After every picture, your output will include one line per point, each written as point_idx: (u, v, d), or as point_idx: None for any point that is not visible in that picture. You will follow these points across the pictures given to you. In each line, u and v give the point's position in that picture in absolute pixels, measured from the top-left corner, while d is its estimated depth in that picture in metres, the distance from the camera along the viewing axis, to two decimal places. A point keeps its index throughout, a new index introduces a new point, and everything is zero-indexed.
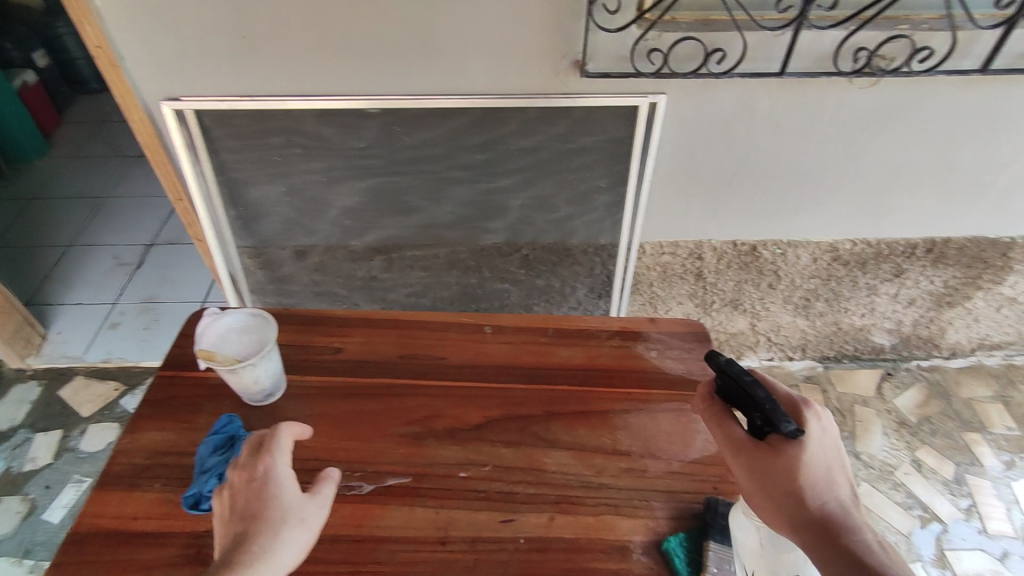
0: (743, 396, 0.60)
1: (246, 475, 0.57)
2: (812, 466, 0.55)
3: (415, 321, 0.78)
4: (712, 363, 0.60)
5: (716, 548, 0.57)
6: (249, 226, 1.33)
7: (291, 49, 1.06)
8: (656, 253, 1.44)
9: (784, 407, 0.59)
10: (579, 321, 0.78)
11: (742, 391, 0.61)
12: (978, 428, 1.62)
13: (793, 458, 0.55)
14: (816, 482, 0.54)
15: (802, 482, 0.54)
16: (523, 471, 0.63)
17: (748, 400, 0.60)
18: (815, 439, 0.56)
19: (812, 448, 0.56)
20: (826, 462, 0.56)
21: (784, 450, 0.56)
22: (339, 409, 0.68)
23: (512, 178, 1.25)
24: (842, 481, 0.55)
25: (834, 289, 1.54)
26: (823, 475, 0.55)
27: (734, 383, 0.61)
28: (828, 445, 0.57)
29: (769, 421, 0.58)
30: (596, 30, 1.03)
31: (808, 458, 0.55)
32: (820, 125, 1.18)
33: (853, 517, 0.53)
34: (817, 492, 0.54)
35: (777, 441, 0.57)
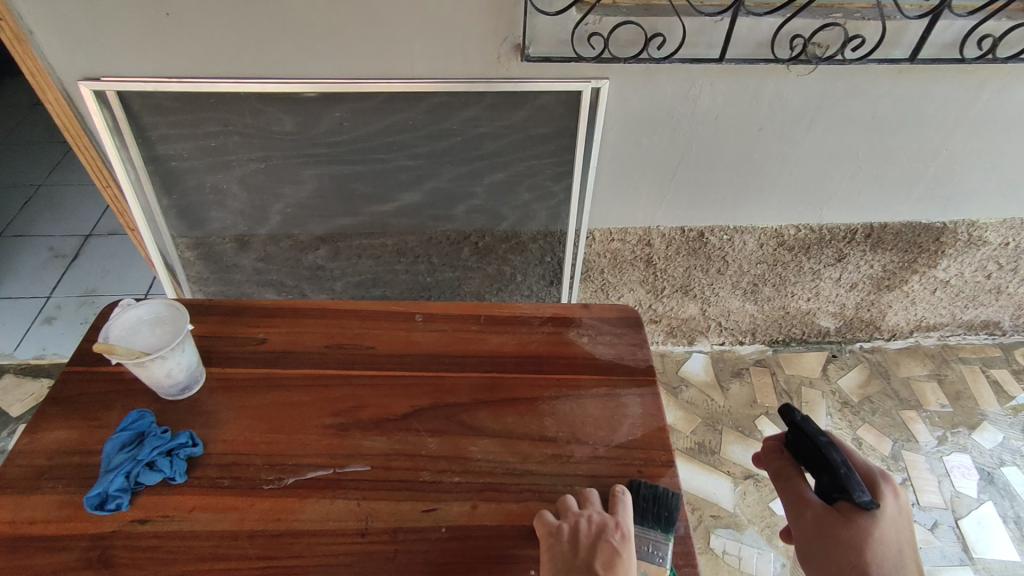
0: (821, 459, 0.70)
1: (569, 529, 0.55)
2: (881, 539, 0.64)
3: (344, 310, 0.76)
4: (799, 426, 0.70)
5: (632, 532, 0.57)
6: (186, 215, 1.28)
7: (218, 29, 1.02)
8: (606, 240, 1.45)
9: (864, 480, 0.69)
10: (512, 308, 0.78)
11: (821, 456, 0.70)
12: (914, 406, 1.69)
13: (863, 526, 0.64)
14: (883, 553, 0.63)
15: (870, 550, 0.63)
16: (448, 459, 0.62)
17: (823, 462, 0.70)
18: (888, 516, 0.65)
19: (884, 522, 0.65)
20: (897, 541, 0.64)
21: (854, 517, 0.65)
22: (261, 401, 0.66)
23: (458, 165, 1.24)
24: (913, 565, 0.63)
25: (780, 274, 1.58)
26: (893, 551, 0.63)
27: (814, 447, 0.71)
28: (898, 526, 0.65)
29: (843, 488, 0.67)
30: (536, 13, 1.01)
31: (878, 530, 0.64)
32: (760, 112, 1.19)
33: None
34: (882, 562, 0.62)
35: (848, 507, 0.66)
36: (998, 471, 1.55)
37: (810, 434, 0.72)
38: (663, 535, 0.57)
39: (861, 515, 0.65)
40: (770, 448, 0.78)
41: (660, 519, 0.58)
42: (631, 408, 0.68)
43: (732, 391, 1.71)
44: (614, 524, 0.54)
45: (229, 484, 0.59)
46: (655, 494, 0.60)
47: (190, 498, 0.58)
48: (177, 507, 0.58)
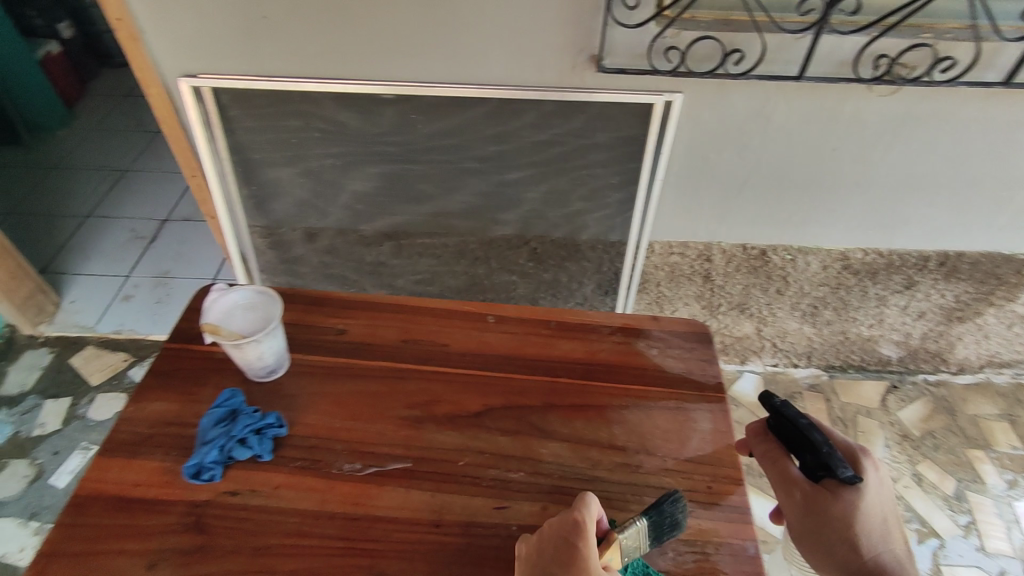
0: (802, 439, 0.69)
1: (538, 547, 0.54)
2: (866, 511, 0.64)
3: (420, 307, 0.78)
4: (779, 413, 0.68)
5: (652, 517, 0.56)
6: (262, 206, 1.34)
7: (310, 32, 1.07)
8: (666, 253, 1.44)
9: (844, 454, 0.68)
10: (582, 316, 0.79)
11: (802, 436, 0.69)
12: (981, 445, 1.61)
13: (849, 503, 0.64)
14: (868, 524, 0.64)
15: (858, 525, 0.64)
16: (518, 460, 0.64)
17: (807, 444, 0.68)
18: (871, 486, 0.66)
19: (868, 495, 0.65)
20: (879, 508, 0.65)
21: (838, 494, 0.65)
22: (341, 389, 0.69)
23: (525, 171, 1.25)
24: (891, 525, 0.65)
25: (843, 298, 1.53)
26: (877, 519, 0.64)
27: (793, 427, 0.70)
28: (879, 492, 0.66)
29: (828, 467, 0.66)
30: (615, 25, 1.02)
31: (864, 503, 0.64)
32: (837, 133, 1.17)
33: (892, 554, 0.63)
34: (869, 533, 0.64)
35: (833, 484, 0.66)
36: None
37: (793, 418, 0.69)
38: (644, 546, 0.56)
39: (846, 491, 0.65)
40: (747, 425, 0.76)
41: (663, 534, 0.57)
42: (701, 424, 0.68)
43: None
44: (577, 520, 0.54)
45: (312, 465, 0.63)
46: (676, 518, 0.57)
47: (276, 476, 0.62)
48: (263, 484, 0.61)
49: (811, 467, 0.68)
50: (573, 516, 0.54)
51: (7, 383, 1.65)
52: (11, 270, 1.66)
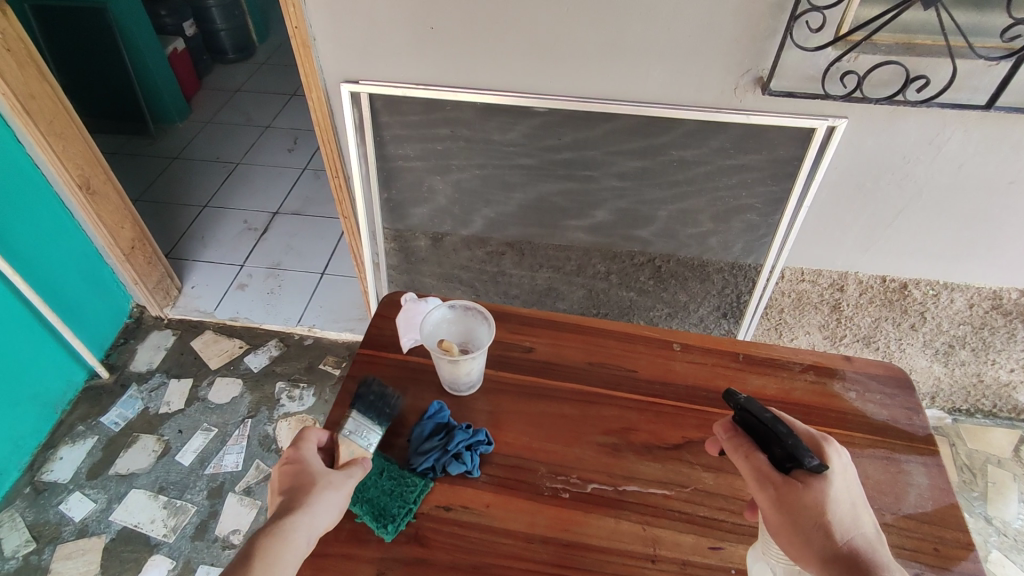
0: (763, 427, 0.57)
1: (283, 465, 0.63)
2: (838, 502, 0.53)
3: (601, 329, 0.78)
4: (734, 403, 0.56)
5: (354, 415, 0.65)
6: (395, 210, 1.38)
7: (474, 44, 1.09)
8: (796, 279, 1.38)
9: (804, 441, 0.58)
10: (770, 350, 0.76)
11: (763, 425, 0.57)
12: None
13: (823, 497, 0.53)
14: (845, 516, 0.53)
15: (833, 520, 0.52)
16: (726, 499, 0.62)
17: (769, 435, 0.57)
18: (838, 474, 0.55)
19: (836, 484, 0.54)
20: (850, 496, 0.54)
21: (810, 489, 0.54)
22: (536, 409, 0.70)
23: (665, 190, 1.23)
24: (868, 517, 0.54)
25: (985, 339, 1.43)
26: (850, 510, 0.53)
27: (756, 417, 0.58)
28: (850, 480, 0.55)
29: (791, 456, 0.55)
30: (791, 47, 0.99)
31: (835, 494, 0.53)
32: (1016, 165, 1.09)
33: (876, 548, 0.52)
34: (847, 529, 0.52)
35: (803, 476, 0.54)
36: None
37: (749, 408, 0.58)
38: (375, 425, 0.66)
39: (817, 482, 0.54)
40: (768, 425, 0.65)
41: (382, 414, 0.66)
42: (916, 478, 0.65)
43: None
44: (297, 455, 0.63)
45: (517, 485, 0.63)
46: (384, 393, 0.68)
47: (486, 494, 0.63)
48: (474, 501, 0.62)
49: (775, 458, 0.57)
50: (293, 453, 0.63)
51: (136, 361, 1.75)
52: (147, 255, 1.76)
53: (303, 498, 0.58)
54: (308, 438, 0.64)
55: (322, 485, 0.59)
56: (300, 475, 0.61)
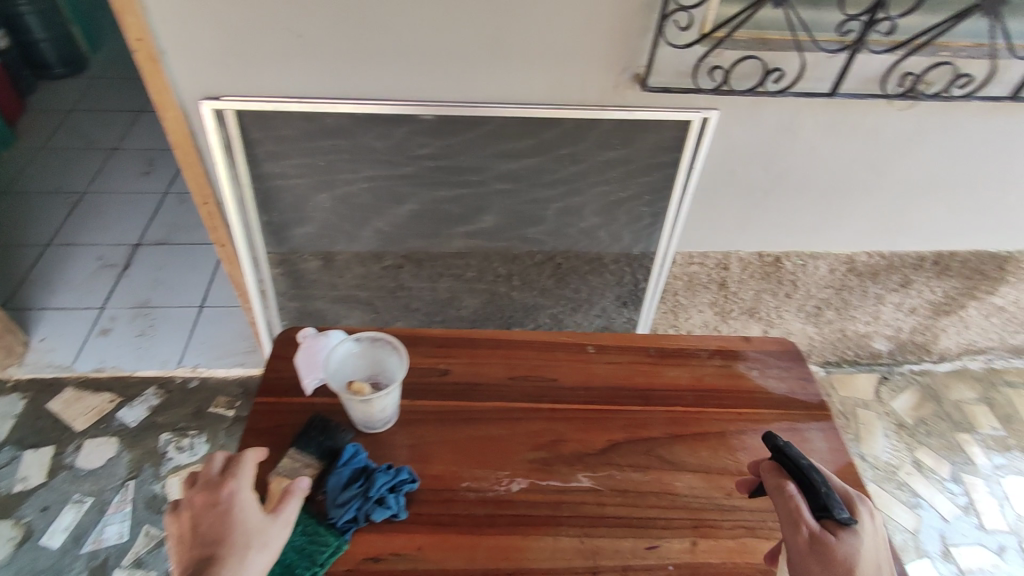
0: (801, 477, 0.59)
1: (208, 500, 0.57)
2: (866, 557, 0.54)
3: (516, 340, 0.76)
4: (777, 448, 0.58)
5: (290, 453, 0.63)
6: (279, 232, 1.28)
7: (348, 52, 1.02)
8: (686, 263, 1.45)
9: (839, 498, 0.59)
10: (678, 340, 0.78)
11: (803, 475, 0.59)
12: (967, 428, 1.75)
13: (853, 549, 0.54)
14: (871, 573, 0.53)
15: (862, 572, 0.53)
16: (657, 495, 0.63)
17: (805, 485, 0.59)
18: (868, 532, 0.55)
19: (867, 541, 0.55)
20: (877, 556, 0.55)
21: (841, 539, 0.54)
22: (459, 435, 0.66)
23: (558, 189, 1.25)
24: None
25: (845, 298, 1.61)
26: (877, 568, 0.54)
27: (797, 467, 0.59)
28: (878, 544, 0.56)
29: (824, 507, 0.56)
30: (664, 45, 1.03)
31: (864, 549, 0.54)
32: (858, 143, 1.22)
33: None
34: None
35: (834, 527, 0.55)
36: None
37: (792, 458, 0.60)
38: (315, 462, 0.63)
39: (848, 534, 0.54)
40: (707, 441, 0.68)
41: (322, 449, 0.64)
42: (817, 443, 0.70)
43: None
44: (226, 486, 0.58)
45: (450, 521, 0.60)
46: (328, 427, 0.66)
47: (417, 536, 0.59)
48: (405, 546, 0.58)
49: (808, 508, 0.57)
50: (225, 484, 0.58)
51: None
52: None
53: (231, 555, 0.54)
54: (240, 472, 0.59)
55: (255, 541, 0.55)
56: (231, 523, 0.55)
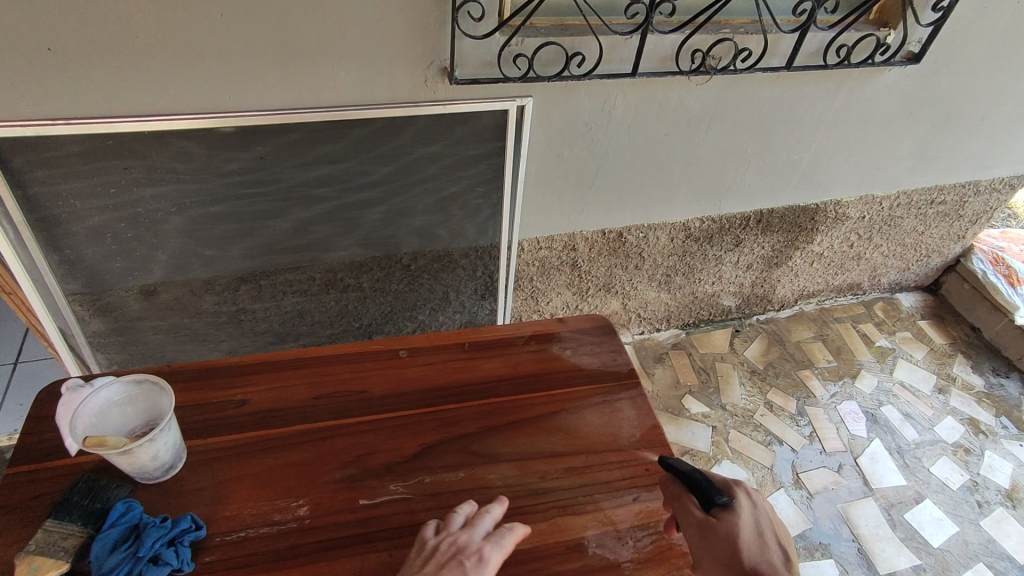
0: (687, 474, 0.62)
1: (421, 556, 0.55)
2: (746, 533, 0.58)
3: (324, 357, 0.73)
4: (660, 457, 0.62)
5: (45, 526, 0.57)
6: (79, 270, 1.14)
7: (116, 63, 0.92)
8: (535, 248, 1.48)
9: (721, 482, 0.63)
10: (493, 331, 0.79)
11: (687, 472, 0.62)
12: (808, 365, 1.94)
13: (733, 529, 0.58)
14: (754, 546, 0.58)
15: (744, 549, 0.58)
16: (470, 492, 0.63)
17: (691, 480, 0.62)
18: (746, 509, 0.60)
19: (746, 517, 0.59)
20: (757, 527, 0.60)
21: (723, 524, 0.58)
22: (257, 467, 0.63)
23: (388, 191, 1.22)
24: (775, 547, 0.59)
25: (689, 263, 1.72)
26: (758, 540, 0.59)
27: (681, 466, 0.63)
28: (760, 514, 0.61)
29: (707, 496, 0.60)
30: (462, 36, 1.02)
31: (743, 525, 0.59)
32: (669, 118, 1.30)
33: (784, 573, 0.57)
34: (757, 559, 0.57)
35: (715, 513, 0.59)
36: (878, 412, 1.84)
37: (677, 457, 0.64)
38: (78, 528, 0.58)
39: (726, 517, 0.59)
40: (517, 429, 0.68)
41: (87, 511, 0.59)
42: (626, 411, 0.73)
43: (657, 375, 1.84)
44: (476, 547, 0.55)
45: (246, 563, 0.56)
46: (95, 485, 0.61)
47: None
48: None
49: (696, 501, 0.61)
50: (477, 546, 0.55)
51: None
52: None
53: None
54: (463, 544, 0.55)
55: None
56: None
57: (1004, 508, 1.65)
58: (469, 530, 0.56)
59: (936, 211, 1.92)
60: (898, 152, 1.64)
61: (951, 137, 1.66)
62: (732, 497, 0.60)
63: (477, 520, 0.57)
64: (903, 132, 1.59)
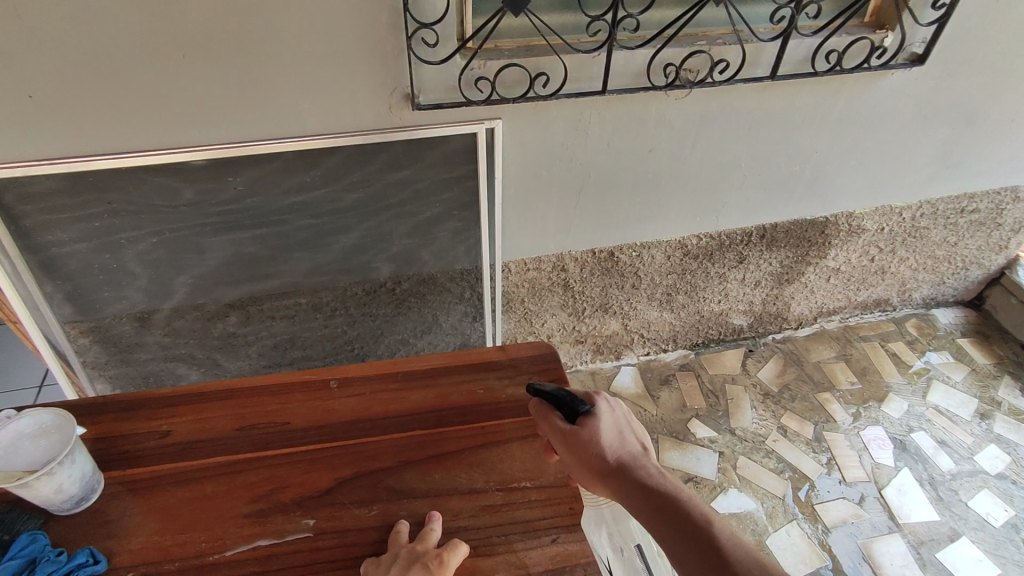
0: (553, 394, 0.71)
1: (387, 559, 0.59)
2: (608, 433, 0.67)
3: (254, 388, 0.75)
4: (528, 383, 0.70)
5: None
6: (73, 299, 1.20)
7: (89, 105, 0.97)
8: (523, 270, 1.46)
9: (583, 395, 0.72)
10: (427, 360, 0.80)
11: (554, 392, 0.71)
12: (828, 387, 1.83)
13: (596, 431, 0.67)
14: (616, 441, 0.68)
15: (606, 444, 0.67)
16: (377, 529, 0.63)
17: (560, 399, 0.70)
18: (605, 411, 0.69)
19: (605, 420, 0.69)
20: (615, 424, 0.69)
21: (586, 429, 0.67)
22: (172, 500, 0.65)
23: (365, 216, 1.23)
24: (634, 439, 0.69)
25: (690, 281, 1.65)
26: (619, 437, 0.68)
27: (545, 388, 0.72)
28: (618, 416, 0.71)
29: (572, 410, 0.69)
30: (420, 63, 1.03)
31: (604, 427, 0.68)
32: (649, 136, 1.27)
33: (642, 460, 0.67)
34: (619, 453, 0.67)
35: (579, 421, 0.68)
36: (907, 438, 1.71)
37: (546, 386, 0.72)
38: None
39: (589, 422, 0.67)
40: (434, 464, 0.69)
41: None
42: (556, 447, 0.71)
43: (663, 398, 1.77)
44: (435, 553, 0.59)
45: None
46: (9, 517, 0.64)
47: None
48: None
49: (566, 415, 0.69)
50: (434, 552, 0.60)
51: None
52: None
53: None
54: (422, 548, 0.60)
55: None
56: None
57: None
58: (422, 542, 0.61)
59: (967, 221, 1.78)
60: (916, 159, 1.54)
61: (975, 141, 1.54)
62: (592, 405, 0.69)
63: (428, 533, 0.62)
64: (918, 139, 1.49)
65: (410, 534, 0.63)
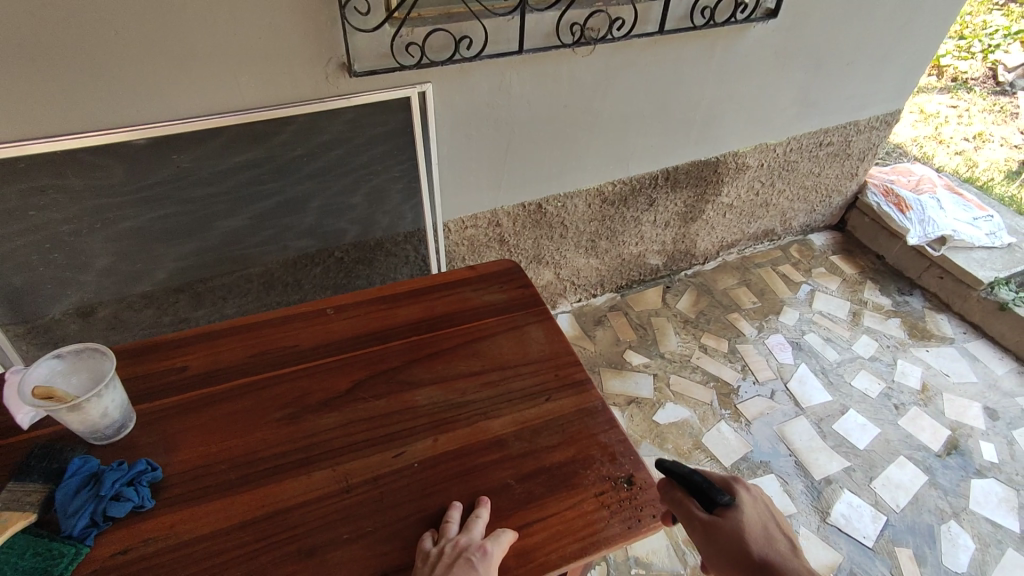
0: (693, 482, 0.68)
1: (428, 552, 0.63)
2: (752, 526, 0.65)
3: (258, 323, 0.88)
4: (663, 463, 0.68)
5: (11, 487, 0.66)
6: (9, 298, 1.17)
7: (17, 86, 0.96)
8: (461, 228, 1.58)
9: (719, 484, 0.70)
10: (408, 285, 0.95)
11: (691, 478, 0.68)
12: (735, 308, 2.10)
13: (736, 522, 0.65)
14: (761, 537, 0.65)
15: (748, 538, 0.64)
16: (399, 412, 0.77)
17: (699, 488, 0.67)
18: (747, 504, 0.67)
19: (750, 512, 0.66)
20: (760, 520, 0.66)
21: (728, 522, 0.65)
22: (206, 417, 0.76)
23: (309, 184, 1.30)
24: (778, 535, 0.65)
25: (610, 227, 1.84)
26: (762, 532, 0.65)
27: (683, 475, 0.69)
28: (760, 508, 0.68)
29: (711, 498, 0.67)
30: (353, 31, 1.11)
31: (746, 519, 0.65)
32: (563, 93, 1.42)
33: (791, 558, 0.63)
34: (765, 548, 0.64)
35: (718, 511, 0.66)
36: (802, 340, 2.01)
37: (684, 473, 0.68)
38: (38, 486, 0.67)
39: (730, 514, 0.65)
40: (432, 359, 0.84)
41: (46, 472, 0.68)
42: (537, 334, 0.88)
43: (599, 336, 1.95)
44: (478, 544, 0.63)
45: (206, 493, 0.68)
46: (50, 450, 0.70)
47: (167, 515, 0.66)
48: (157, 529, 0.65)
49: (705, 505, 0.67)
50: (478, 542, 0.63)
51: None
52: None
53: None
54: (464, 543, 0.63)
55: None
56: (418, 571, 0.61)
57: (917, 407, 1.83)
58: (469, 533, 0.64)
59: (826, 153, 2.11)
60: (781, 101, 1.81)
61: (824, 82, 1.84)
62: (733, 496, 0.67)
63: (473, 524, 0.65)
64: (780, 83, 1.75)
65: (460, 521, 0.66)
